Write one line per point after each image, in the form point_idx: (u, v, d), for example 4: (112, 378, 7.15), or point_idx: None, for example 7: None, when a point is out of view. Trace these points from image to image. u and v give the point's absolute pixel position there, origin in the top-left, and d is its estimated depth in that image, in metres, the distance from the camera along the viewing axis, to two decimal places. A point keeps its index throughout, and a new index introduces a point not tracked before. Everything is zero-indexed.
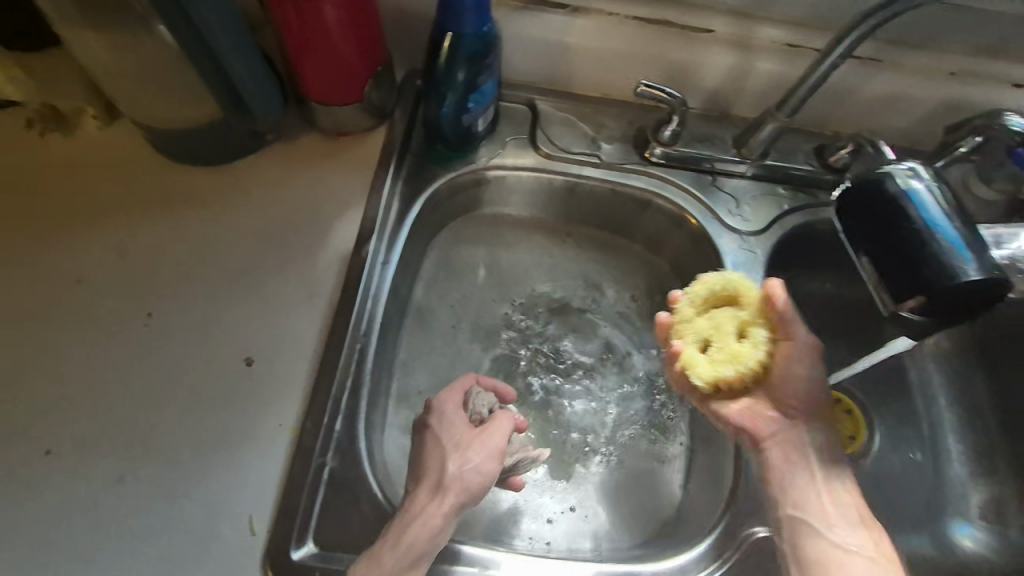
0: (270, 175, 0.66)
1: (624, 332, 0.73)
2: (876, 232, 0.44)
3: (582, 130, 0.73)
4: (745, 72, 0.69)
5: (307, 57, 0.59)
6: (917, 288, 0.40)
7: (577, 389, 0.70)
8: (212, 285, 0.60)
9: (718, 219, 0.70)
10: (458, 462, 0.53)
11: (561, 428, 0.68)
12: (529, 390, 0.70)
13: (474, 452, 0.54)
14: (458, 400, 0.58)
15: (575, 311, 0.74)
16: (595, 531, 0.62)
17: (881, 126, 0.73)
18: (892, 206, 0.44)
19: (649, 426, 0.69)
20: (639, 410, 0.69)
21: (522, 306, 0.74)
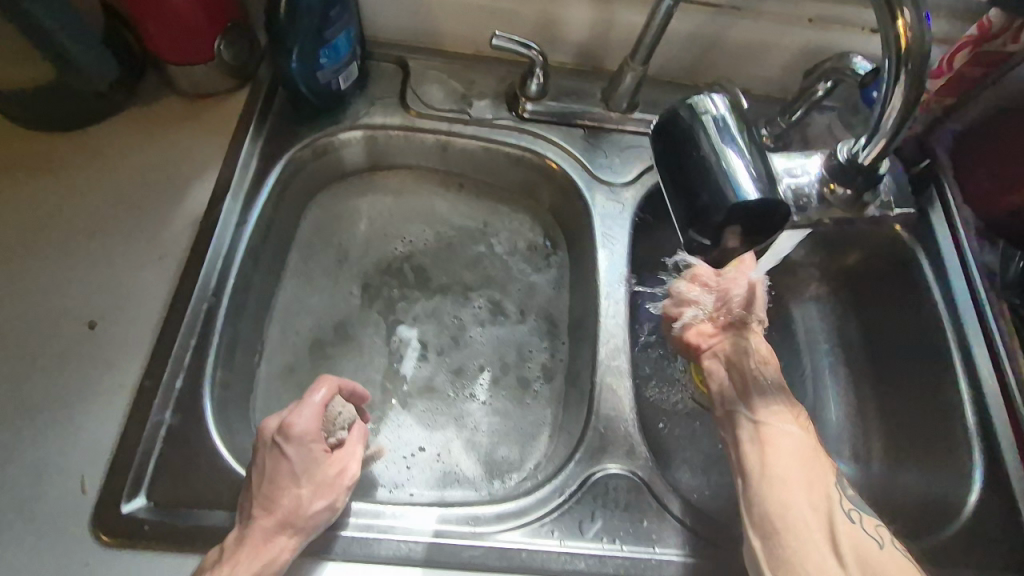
0: (123, 139, 0.64)
1: (503, 283, 0.73)
2: (677, 169, 0.43)
3: (453, 86, 0.72)
4: (607, 23, 0.69)
5: (141, 11, 0.57)
6: (701, 217, 0.41)
7: (454, 345, 0.70)
8: (56, 250, 0.58)
9: (588, 172, 0.71)
10: (312, 491, 0.49)
11: (436, 383, 0.67)
12: (405, 347, 0.69)
13: (330, 473, 0.51)
14: (314, 417, 0.52)
15: (455, 267, 0.73)
16: (461, 477, 0.62)
17: (750, 76, 0.74)
18: (691, 141, 0.43)
19: (524, 374, 0.69)
20: (515, 359, 0.69)
21: (402, 265, 0.73)
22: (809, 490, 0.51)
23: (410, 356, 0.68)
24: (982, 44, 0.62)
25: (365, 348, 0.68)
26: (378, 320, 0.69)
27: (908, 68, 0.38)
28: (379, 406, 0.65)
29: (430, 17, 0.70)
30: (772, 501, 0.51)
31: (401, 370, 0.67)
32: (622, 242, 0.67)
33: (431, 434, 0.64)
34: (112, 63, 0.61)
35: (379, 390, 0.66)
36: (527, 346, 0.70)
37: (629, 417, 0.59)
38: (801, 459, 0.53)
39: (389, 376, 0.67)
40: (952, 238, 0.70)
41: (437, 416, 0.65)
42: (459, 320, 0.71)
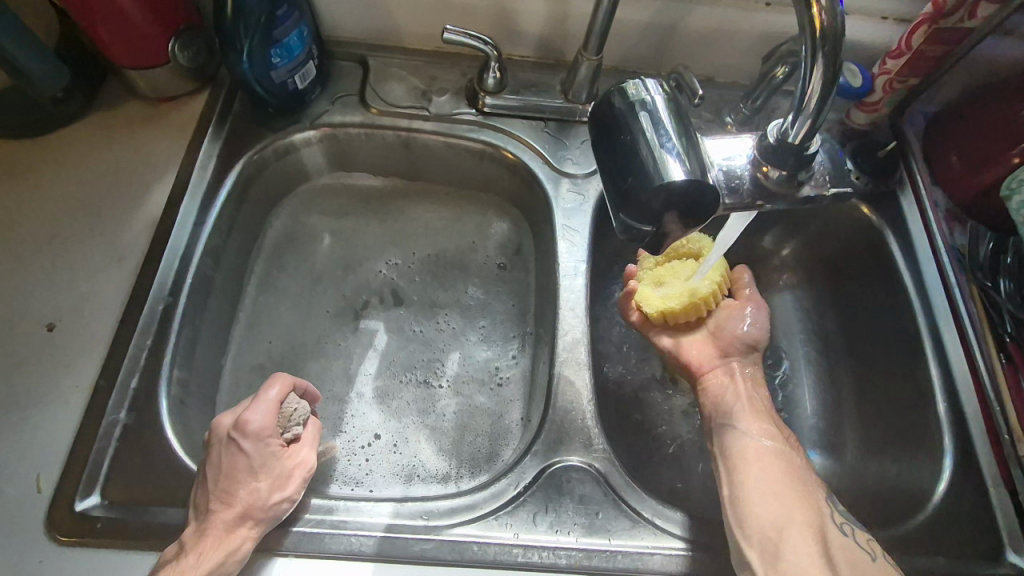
0: (85, 144, 0.65)
1: (468, 279, 0.74)
2: (613, 152, 0.44)
3: (412, 83, 0.72)
4: (564, 15, 0.69)
5: (92, 19, 0.58)
6: (633, 200, 0.42)
7: (419, 341, 0.70)
8: (19, 255, 0.60)
9: (549, 165, 0.70)
10: (270, 485, 0.50)
11: (401, 379, 0.68)
12: (371, 344, 0.69)
13: (288, 466, 0.51)
14: (271, 410, 0.52)
15: (421, 264, 0.74)
16: (424, 472, 0.62)
17: (714, 63, 0.74)
18: (625, 126, 0.44)
19: (489, 368, 0.69)
20: (480, 354, 0.70)
21: (368, 263, 0.74)
22: (800, 504, 0.51)
23: (376, 353, 0.69)
24: (940, 21, 0.59)
25: (330, 346, 0.68)
26: (343, 318, 0.70)
27: (824, 51, 0.38)
28: (343, 403, 0.65)
29: (386, 15, 0.70)
30: (764, 513, 0.50)
31: (365, 367, 0.68)
32: (582, 233, 0.67)
33: (395, 430, 0.65)
34: (64, 70, 0.61)
35: (343, 386, 0.66)
36: (492, 341, 0.70)
37: (589, 409, 0.58)
38: (790, 475, 0.53)
39: (354, 373, 0.67)
40: (922, 220, 0.68)
41: (402, 413, 0.66)
42: (425, 316, 0.71)
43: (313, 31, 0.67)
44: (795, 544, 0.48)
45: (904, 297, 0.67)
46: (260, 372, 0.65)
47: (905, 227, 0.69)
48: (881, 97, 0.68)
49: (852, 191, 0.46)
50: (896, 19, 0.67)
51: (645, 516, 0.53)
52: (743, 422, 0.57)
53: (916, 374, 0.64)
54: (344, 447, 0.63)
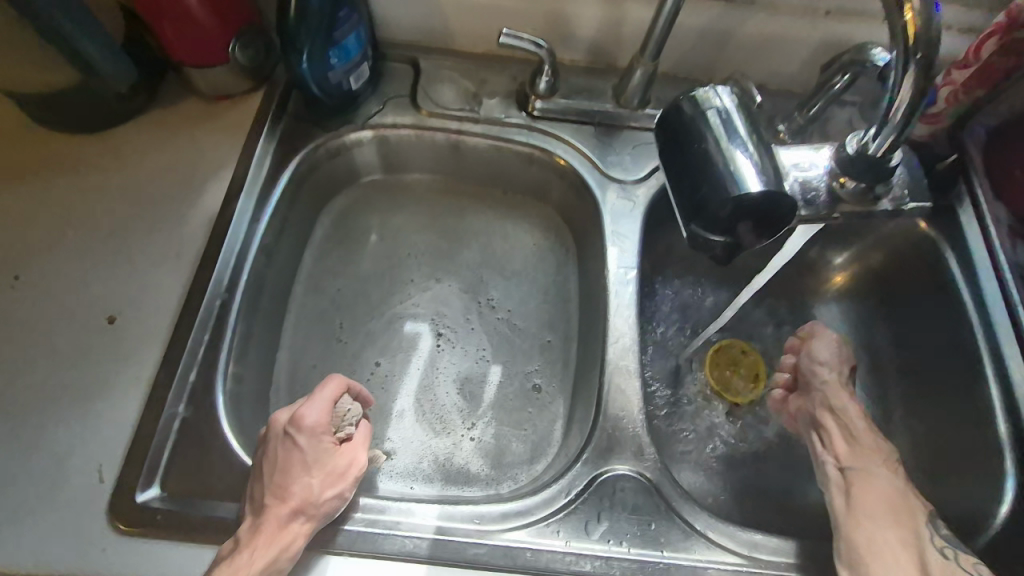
0: (147, 141, 0.67)
1: (512, 283, 0.74)
2: (683, 161, 0.43)
3: (463, 86, 0.73)
4: (617, 21, 0.69)
5: (162, 19, 0.60)
6: (702, 209, 0.41)
7: (460, 343, 0.70)
8: (84, 247, 0.61)
9: (599, 171, 0.70)
10: (322, 481, 0.50)
11: (444, 380, 0.68)
12: (413, 342, 0.69)
13: (337, 465, 0.51)
14: (325, 407, 0.52)
15: (462, 269, 0.74)
16: (453, 459, 0.63)
17: (769, 72, 0.73)
18: (695, 135, 0.43)
19: (528, 364, 0.69)
20: (519, 361, 0.69)
21: (412, 268, 0.74)
22: (901, 527, 0.50)
23: (420, 352, 0.69)
24: (1012, 32, 0.58)
25: (375, 345, 0.69)
26: (389, 316, 0.71)
27: (916, 58, 0.37)
28: (386, 375, 0.67)
29: (441, 18, 0.71)
30: (864, 537, 0.50)
31: (409, 368, 0.68)
32: (634, 240, 0.66)
33: (432, 414, 0.66)
34: (129, 68, 0.63)
35: (388, 385, 0.67)
36: (532, 350, 0.70)
37: (639, 416, 0.57)
38: (893, 506, 0.51)
39: (400, 348, 0.69)
40: (981, 236, 0.66)
41: (440, 398, 0.67)
42: (473, 313, 0.72)
43: (369, 37, 0.67)
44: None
45: (961, 312, 0.65)
46: (312, 367, 0.67)
47: (964, 243, 0.67)
48: (943, 108, 0.67)
49: (930, 207, 0.44)
50: (960, 30, 0.66)
51: (697, 527, 0.52)
52: (842, 459, 0.56)
53: (974, 392, 0.62)
54: (387, 444, 0.64)
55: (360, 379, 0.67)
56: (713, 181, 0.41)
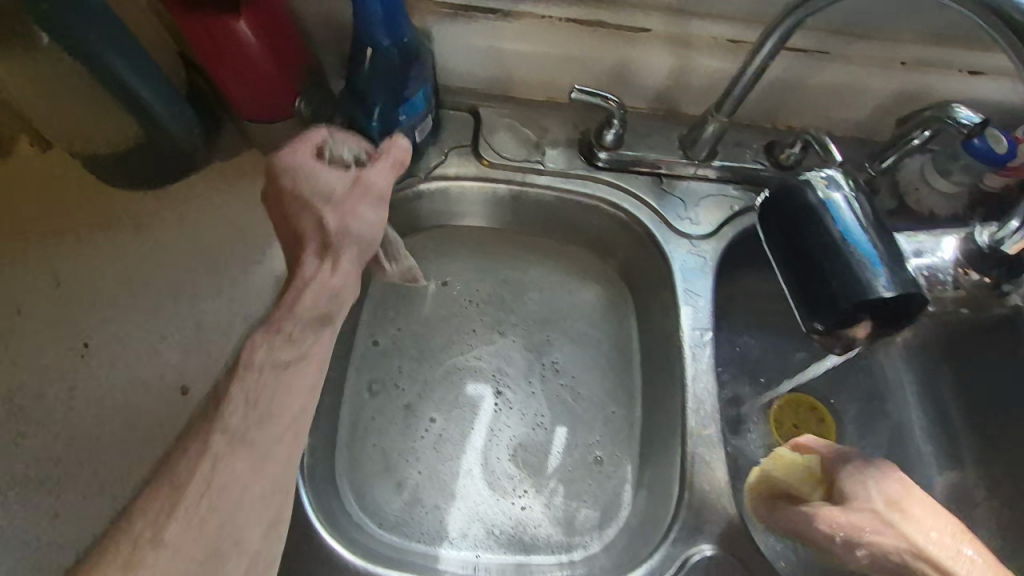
0: (208, 197, 0.65)
1: (573, 336, 0.72)
2: (802, 255, 0.43)
3: (525, 134, 0.71)
4: (686, 70, 0.66)
5: (225, 73, 0.57)
6: (824, 305, 0.41)
7: (523, 400, 0.69)
8: (150, 312, 0.60)
9: (667, 224, 0.69)
10: (334, 211, 0.49)
11: (508, 440, 0.67)
12: (476, 399, 0.68)
13: (341, 189, 0.50)
14: (311, 150, 0.52)
15: (522, 321, 0.72)
16: (506, 540, 0.62)
17: (838, 119, 0.71)
18: (813, 227, 0.43)
19: (592, 421, 0.68)
20: (583, 430, 0.68)
21: (473, 321, 0.72)
22: None
23: (483, 410, 0.68)
24: None
25: (439, 403, 0.68)
26: (450, 372, 0.69)
27: None
28: (441, 435, 0.66)
29: (502, 67, 0.69)
30: None
31: (473, 426, 0.67)
32: (706, 299, 0.65)
33: (484, 482, 0.64)
34: (194, 124, 0.61)
35: (453, 445, 0.66)
36: (597, 420, 0.68)
37: (724, 490, 0.57)
38: None
39: (457, 407, 0.68)
40: None
41: (493, 465, 0.65)
42: (533, 377, 0.70)
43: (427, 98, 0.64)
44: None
45: None
46: (374, 416, 0.66)
47: None
48: None
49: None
50: None
51: None
52: None
53: None
54: (455, 508, 0.63)
55: (424, 438, 0.66)
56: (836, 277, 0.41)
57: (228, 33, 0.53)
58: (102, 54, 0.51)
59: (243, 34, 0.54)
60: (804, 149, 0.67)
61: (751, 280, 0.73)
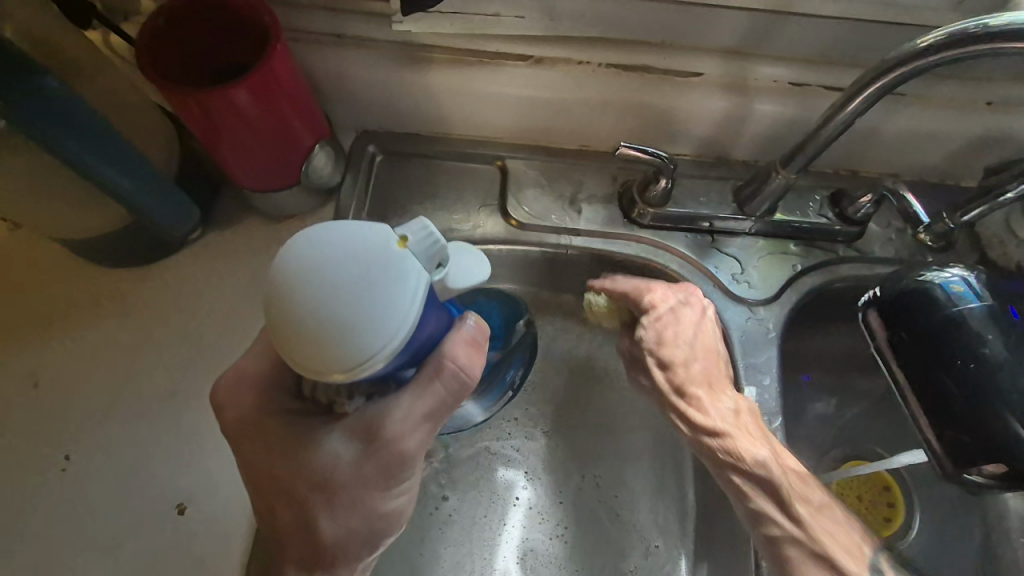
0: (204, 276, 0.58)
1: (609, 426, 0.64)
2: (938, 380, 0.41)
3: (558, 190, 0.63)
4: (742, 118, 0.59)
5: (224, 147, 0.50)
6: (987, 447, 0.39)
7: (545, 503, 0.61)
8: (138, 415, 0.52)
9: (721, 289, 0.61)
10: (351, 517, 0.40)
11: (522, 547, 0.59)
12: (490, 497, 0.60)
13: (360, 501, 0.39)
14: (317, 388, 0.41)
15: (552, 413, 0.64)
16: None
17: (910, 164, 0.63)
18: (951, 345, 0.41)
19: (624, 541, 0.59)
20: (617, 547, 0.59)
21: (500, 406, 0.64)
22: None
23: (501, 507, 0.60)
24: None
25: (451, 497, 0.60)
26: (465, 463, 0.61)
27: None
28: (451, 516, 0.59)
29: (533, 117, 0.61)
30: None
31: (484, 527, 0.59)
32: (772, 377, 0.57)
33: None
34: (184, 202, 0.54)
35: (459, 549, 0.58)
36: (631, 538, 0.59)
37: None
38: None
39: (475, 490, 0.60)
40: None
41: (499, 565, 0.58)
42: (575, 480, 0.62)
43: (530, 353, 0.62)
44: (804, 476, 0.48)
45: None
46: None
47: None
48: None
49: None
50: None
51: None
52: None
53: None
54: None
55: (431, 534, 0.59)
56: (995, 414, 0.39)
57: (225, 104, 0.46)
58: (77, 155, 0.44)
59: (243, 104, 0.46)
60: (877, 204, 0.59)
61: (811, 348, 0.65)
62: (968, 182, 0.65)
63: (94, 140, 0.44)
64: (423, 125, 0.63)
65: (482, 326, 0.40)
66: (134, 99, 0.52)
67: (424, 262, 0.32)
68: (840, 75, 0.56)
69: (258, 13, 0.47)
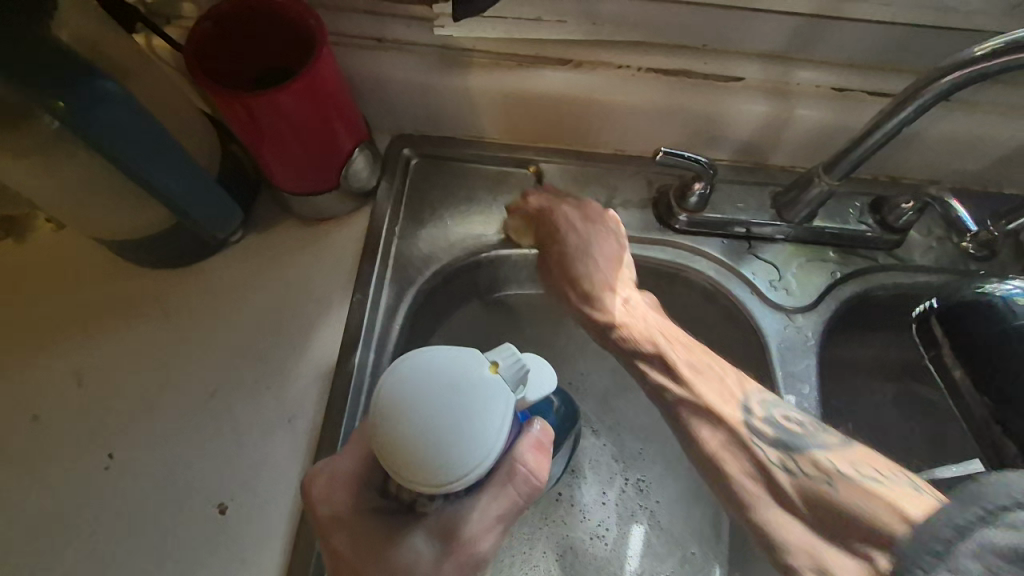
0: (243, 278, 0.58)
1: (645, 437, 0.63)
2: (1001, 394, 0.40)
3: (593, 194, 0.63)
4: (783, 123, 0.58)
5: (267, 151, 0.50)
6: None
7: (576, 515, 0.59)
8: (180, 415, 0.53)
9: (758, 295, 0.60)
10: None
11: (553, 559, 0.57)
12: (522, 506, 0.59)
13: None
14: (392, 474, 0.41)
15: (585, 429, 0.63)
16: None
17: (953, 169, 0.62)
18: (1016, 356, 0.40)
19: (657, 556, 0.58)
20: (653, 560, 0.58)
21: None
22: None
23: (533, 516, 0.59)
24: None
25: None
26: None
27: None
28: None
29: (570, 121, 0.61)
30: None
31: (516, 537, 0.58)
32: (811, 385, 0.57)
33: None
34: (230, 204, 0.55)
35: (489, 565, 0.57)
36: (663, 552, 0.58)
37: None
38: None
39: None
40: None
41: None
42: (610, 487, 0.61)
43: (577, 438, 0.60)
44: (799, 428, 0.48)
45: None
46: None
47: None
48: None
49: None
50: None
51: None
52: None
53: None
54: None
55: None
56: None
57: (272, 108, 0.46)
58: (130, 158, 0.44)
59: (289, 107, 0.47)
60: (919, 211, 0.58)
61: (846, 356, 0.64)
62: (1011, 188, 0.64)
63: (147, 143, 0.45)
64: (458, 128, 0.63)
65: (546, 429, 0.42)
66: (179, 101, 0.52)
67: (510, 384, 0.38)
68: (885, 79, 0.56)
69: (302, 17, 0.47)
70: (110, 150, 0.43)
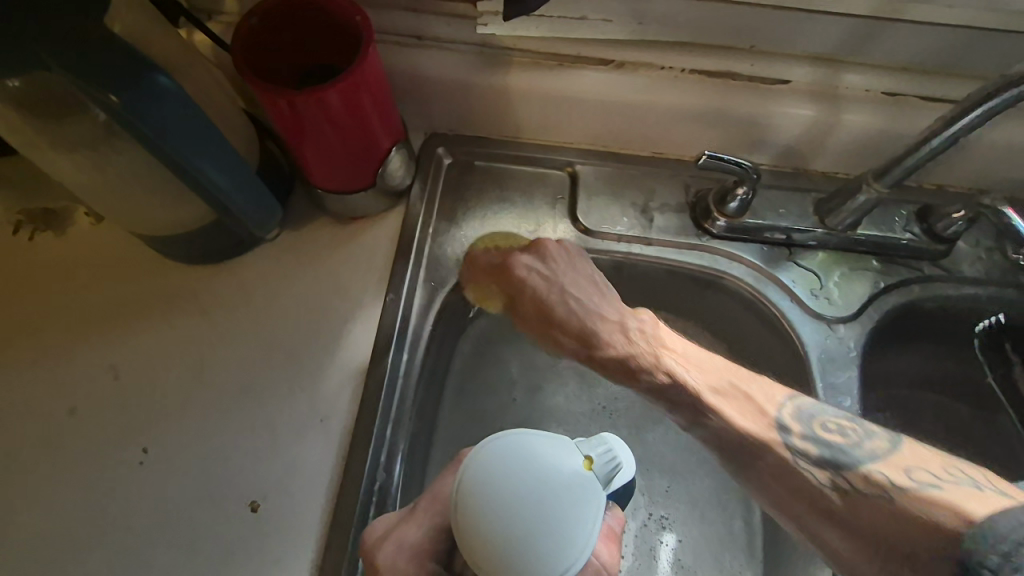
0: (277, 276, 0.58)
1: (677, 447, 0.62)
2: None
3: (629, 197, 0.62)
4: (830, 127, 0.56)
5: (308, 149, 0.50)
6: None
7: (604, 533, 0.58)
8: (213, 411, 0.53)
9: (798, 305, 0.58)
10: None
11: None
12: None
13: None
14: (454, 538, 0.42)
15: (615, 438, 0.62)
16: None
17: (1004, 178, 0.60)
18: None
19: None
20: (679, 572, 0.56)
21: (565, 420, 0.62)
22: None
23: None
24: None
25: None
26: None
27: None
28: None
29: (609, 122, 0.60)
30: None
31: None
32: (853, 399, 0.55)
33: None
34: (270, 201, 0.55)
35: None
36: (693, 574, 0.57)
37: None
38: None
39: None
40: None
41: None
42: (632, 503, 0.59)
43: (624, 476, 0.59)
44: (841, 438, 0.44)
45: None
46: None
47: None
48: None
49: None
50: None
51: None
52: None
53: None
54: None
55: None
56: None
57: (316, 106, 0.46)
58: (177, 152, 0.44)
59: (333, 106, 0.46)
60: (970, 221, 0.56)
61: (886, 368, 0.62)
62: None
63: (194, 137, 0.45)
64: (494, 128, 0.62)
65: (619, 517, 0.44)
66: (220, 96, 0.52)
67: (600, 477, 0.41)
68: (937, 84, 0.54)
69: (349, 14, 0.46)
70: (156, 143, 0.43)
